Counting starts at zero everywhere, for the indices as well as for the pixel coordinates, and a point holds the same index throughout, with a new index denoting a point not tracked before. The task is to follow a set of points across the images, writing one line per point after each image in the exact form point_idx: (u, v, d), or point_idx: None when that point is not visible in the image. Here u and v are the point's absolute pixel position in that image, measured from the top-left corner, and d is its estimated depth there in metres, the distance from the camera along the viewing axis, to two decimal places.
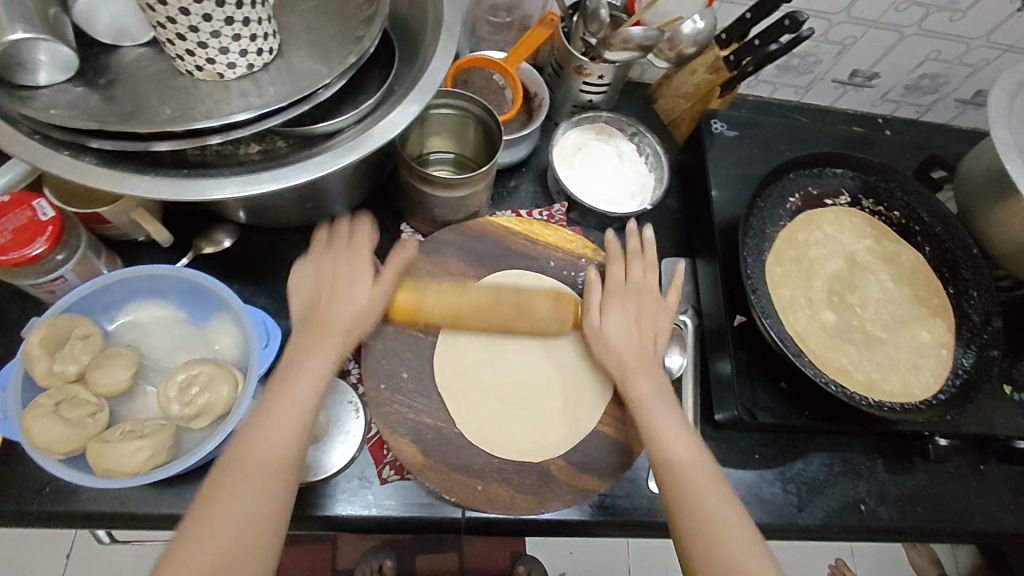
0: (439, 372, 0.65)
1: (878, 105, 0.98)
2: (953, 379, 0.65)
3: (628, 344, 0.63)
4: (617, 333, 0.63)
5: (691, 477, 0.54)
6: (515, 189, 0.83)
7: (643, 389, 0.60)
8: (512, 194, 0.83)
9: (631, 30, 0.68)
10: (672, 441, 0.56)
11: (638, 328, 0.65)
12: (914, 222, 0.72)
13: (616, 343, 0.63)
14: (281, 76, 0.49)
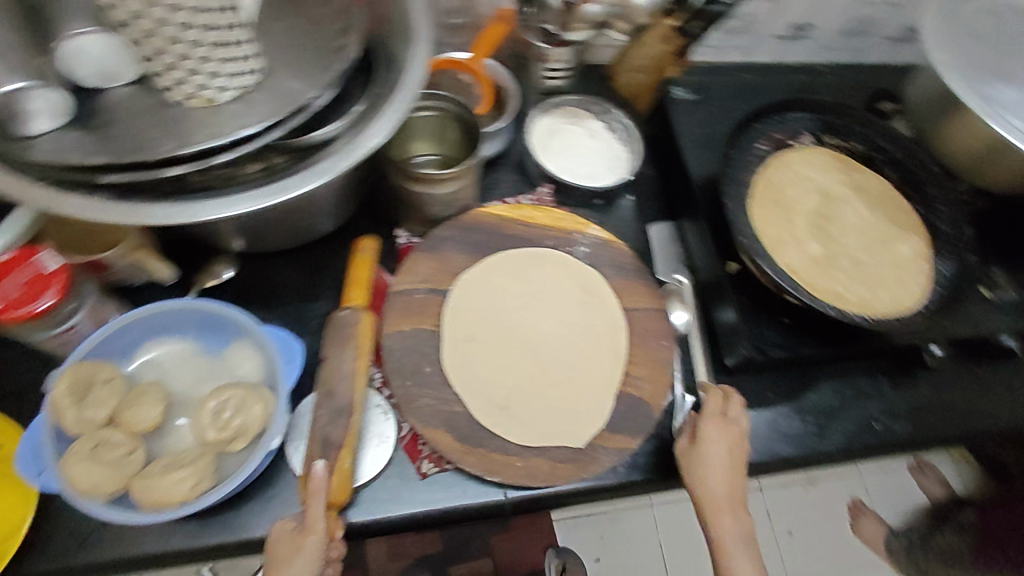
0: (445, 347, 0.66)
1: (819, 53, 1.04)
2: (938, 288, 0.69)
3: (723, 477, 0.63)
4: (716, 468, 0.63)
5: (734, 542, 0.62)
6: (496, 180, 0.85)
7: (725, 530, 0.63)
8: (495, 185, 0.85)
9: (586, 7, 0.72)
10: (710, 475, 0.63)
11: (731, 456, 0.64)
12: (875, 150, 0.77)
13: (703, 479, 0.63)
14: (270, 93, 0.51)
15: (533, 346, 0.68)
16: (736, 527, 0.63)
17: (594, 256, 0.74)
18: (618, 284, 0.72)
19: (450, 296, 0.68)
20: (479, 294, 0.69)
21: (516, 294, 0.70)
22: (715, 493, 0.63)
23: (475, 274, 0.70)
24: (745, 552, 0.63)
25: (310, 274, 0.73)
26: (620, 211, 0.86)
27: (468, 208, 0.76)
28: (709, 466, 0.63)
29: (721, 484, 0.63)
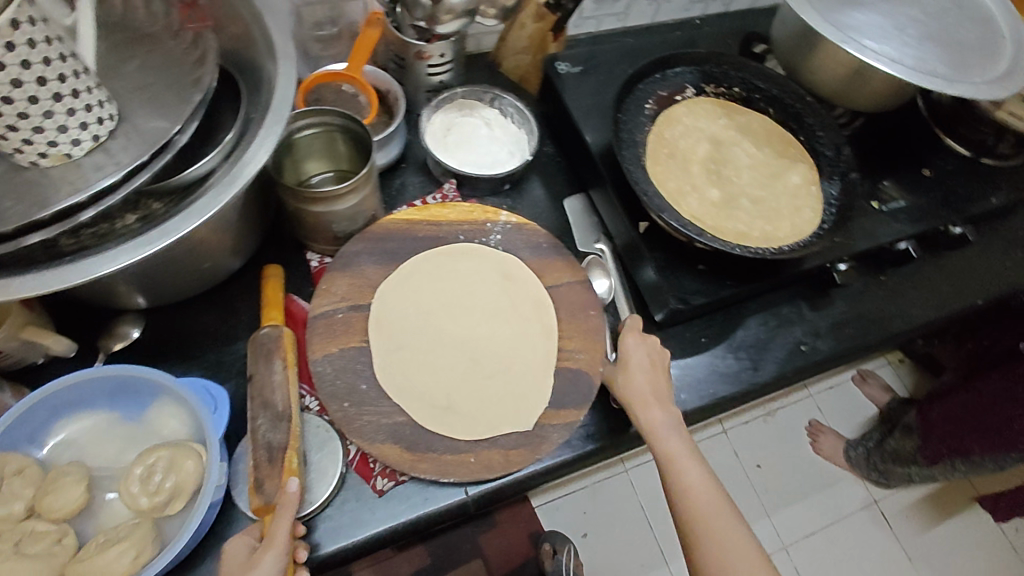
0: (378, 359, 0.65)
1: (691, 9, 1.08)
2: (829, 210, 0.73)
3: (646, 375, 0.66)
4: (637, 368, 0.67)
5: (670, 436, 0.63)
6: (402, 186, 0.85)
7: (658, 419, 0.63)
8: (401, 191, 0.84)
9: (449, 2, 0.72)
10: (633, 372, 0.66)
11: (653, 364, 0.68)
12: (754, 92, 0.81)
13: (628, 381, 0.66)
14: (132, 139, 0.49)
15: (465, 342, 0.68)
16: (670, 423, 0.64)
17: (509, 242, 0.74)
18: (537, 264, 0.73)
19: (372, 310, 0.67)
20: (402, 302, 0.69)
21: (438, 294, 0.70)
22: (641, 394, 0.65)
23: (393, 283, 0.69)
24: (677, 437, 0.63)
25: (225, 315, 0.71)
26: (530, 193, 0.87)
27: (375, 218, 0.74)
28: (632, 365, 0.67)
29: (649, 382, 0.66)
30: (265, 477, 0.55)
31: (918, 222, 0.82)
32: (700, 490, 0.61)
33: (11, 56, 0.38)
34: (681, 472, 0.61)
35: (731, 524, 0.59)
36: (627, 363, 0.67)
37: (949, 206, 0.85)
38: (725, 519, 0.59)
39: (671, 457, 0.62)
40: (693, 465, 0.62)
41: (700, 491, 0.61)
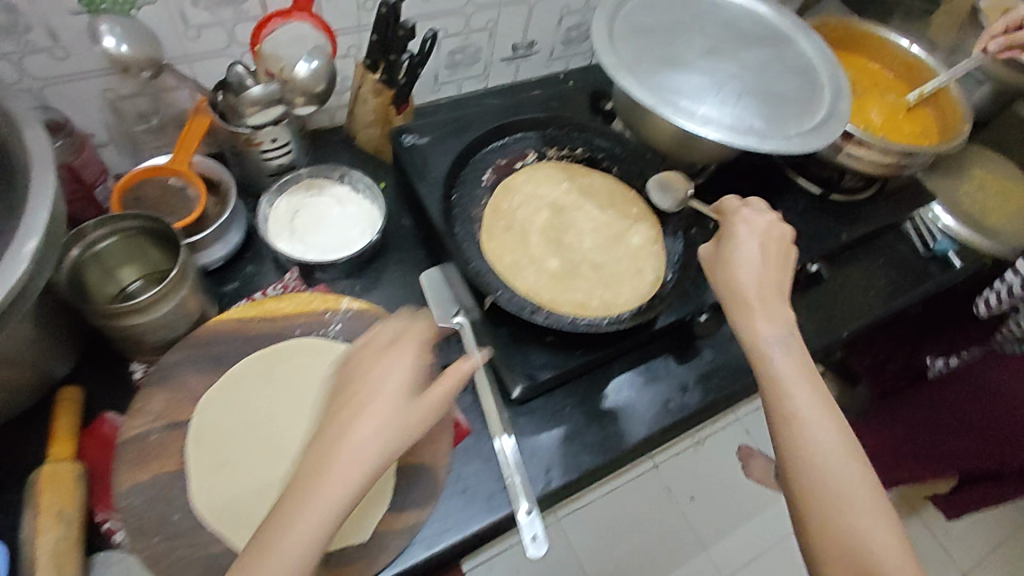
0: (195, 484, 0.59)
1: (552, 64, 1.09)
2: (673, 268, 0.74)
3: (751, 267, 0.62)
4: (743, 259, 0.63)
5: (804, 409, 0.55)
6: (257, 272, 0.81)
7: (764, 338, 0.58)
8: (256, 276, 0.81)
9: (248, 92, 0.68)
10: (746, 269, 0.62)
11: (766, 264, 0.63)
12: (597, 152, 0.81)
13: (759, 320, 0.59)
14: None
15: (296, 451, 0.63)
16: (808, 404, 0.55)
17: (349, 331, 0.71)
18: None
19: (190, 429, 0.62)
20: (225, 417, 0.63)
21: (266, 401, 0.65)
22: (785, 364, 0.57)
23: (218, 393, 0.64)
24: (784, 350, 0.58)
25: (31, 446, 0.64)
26: (385, 269, 0.84)
27: (203, 318, 0.70)
28: (742, 256, 0.63)
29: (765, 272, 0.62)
30: None
31: None
32: (800, 395, 0.55)
33: None
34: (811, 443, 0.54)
35: (846, 471, 0.53)
36: (733, 266, 0.62)
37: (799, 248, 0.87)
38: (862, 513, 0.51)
39: (781, 379, 0.56)
40: (805, 389, 0.56)
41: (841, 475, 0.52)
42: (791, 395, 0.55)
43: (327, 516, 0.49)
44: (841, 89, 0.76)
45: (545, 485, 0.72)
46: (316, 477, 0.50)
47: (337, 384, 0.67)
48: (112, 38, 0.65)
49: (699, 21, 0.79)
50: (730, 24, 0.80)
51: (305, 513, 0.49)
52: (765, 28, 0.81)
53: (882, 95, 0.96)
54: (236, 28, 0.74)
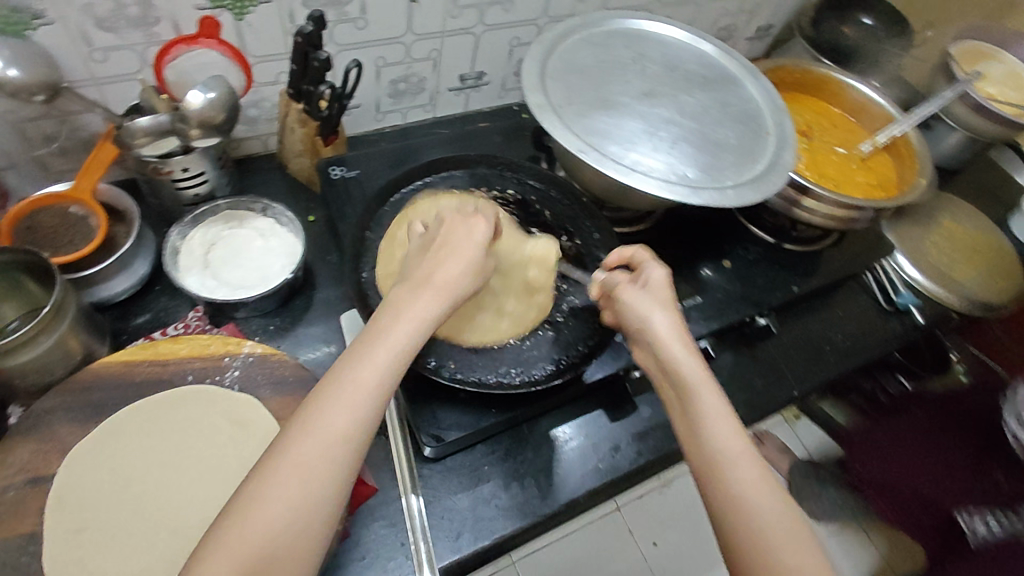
0: (49, 550, 0.54)
1: (506, 96, 1.05)
2: (599, 322, 0.68)
3: (657, 312, 0.56)
4: (648, 305, 0.57)
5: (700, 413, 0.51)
6: (175, 305, 0.76)
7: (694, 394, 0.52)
8: (172, 311, 0.76)
9: (135, 121, 0.65)
10: (658, 316, 0.56)
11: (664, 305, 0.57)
12: (529, 193, 0.76)
13: (696, 383, 0.52)
14: None
15: (170, 513, 0.58)
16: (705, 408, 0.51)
17: (247, 378, 0.66)
18: (277, 403, 0.65)
19: (53, 486, 0.57)
20: (96, 473, 0.58)
21: (144, 456, 0.60)
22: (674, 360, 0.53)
23: (89, 444, 0.59)
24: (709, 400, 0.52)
25: None
26: (304, 308, 0.79)
27: (88, 357, 0.66)
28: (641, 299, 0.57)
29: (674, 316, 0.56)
30: None
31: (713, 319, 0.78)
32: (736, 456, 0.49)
33: None
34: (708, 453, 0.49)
35: (795, 533, 0.46)
36: (648, 323, 0.56)
37: (749, 299, 0.82)
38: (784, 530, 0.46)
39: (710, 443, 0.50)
40: (737, 443, 0.49)
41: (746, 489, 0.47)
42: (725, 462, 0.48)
43: (315, 483, 0.43)
44: (786, 139, 0.72)
45: (455, 555, 0.66)
46: (305, 432, 0.44)
47: (226, 437, 0.62)
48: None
49: (641, 61, 0.76)
50: (674, 65, 0.77)
51: (284, 478, 0.43)
52: (712, 71, 0.78)
53: (838, 143, 0.93)
54: (149, 52, 0.71)
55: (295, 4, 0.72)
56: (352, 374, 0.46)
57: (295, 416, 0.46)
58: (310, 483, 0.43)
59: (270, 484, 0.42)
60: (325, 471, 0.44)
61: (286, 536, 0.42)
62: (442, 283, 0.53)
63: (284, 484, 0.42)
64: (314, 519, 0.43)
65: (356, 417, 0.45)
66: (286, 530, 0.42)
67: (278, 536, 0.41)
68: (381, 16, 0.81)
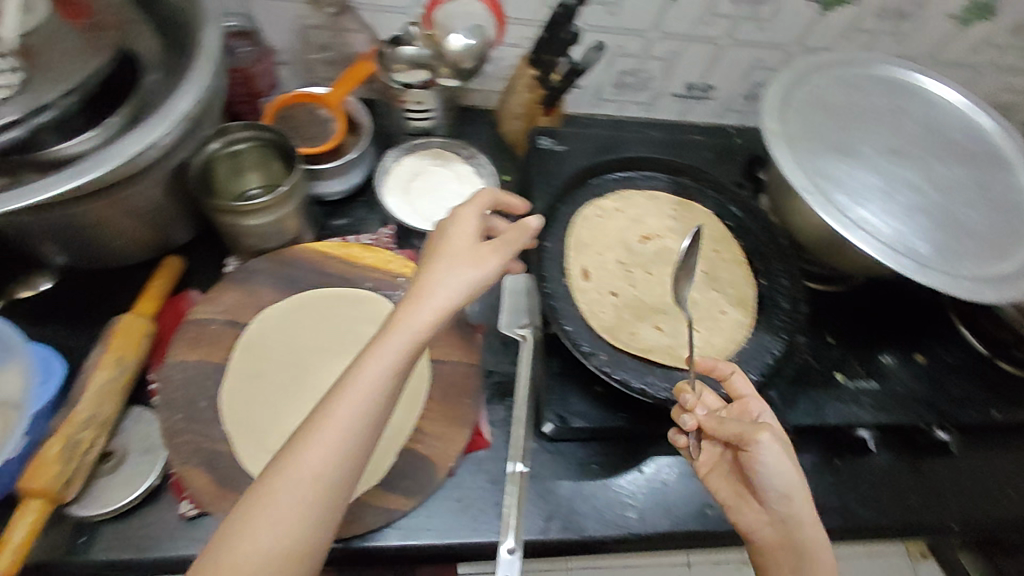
0: (227, 386, 0.63)
1: (726, 116, 1.01)
2: (762, 366, 0.63)
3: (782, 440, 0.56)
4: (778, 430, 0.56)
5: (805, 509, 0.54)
6: (363, 219, 0.83)
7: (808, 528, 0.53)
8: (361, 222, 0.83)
9: (400, 48, 0.73)
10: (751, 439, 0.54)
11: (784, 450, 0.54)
12: (727, 216, 0.74)
13: (777, 508, 0.54)
14: (15, 104, 0.51)
15: (322, 394, 0.65)
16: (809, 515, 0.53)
17: None
18: (432, 334, 0.70)
19: (244, 334, 0.66)
20: (275, 338, 0.67)
21: (315, 338, 0.68)
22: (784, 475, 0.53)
23: (278, 311, 0.68)
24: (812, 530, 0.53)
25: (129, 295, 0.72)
26: None
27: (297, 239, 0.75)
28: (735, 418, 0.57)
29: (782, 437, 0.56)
30: (70, 457, 0.57)
31: (883, 412, 0.71)
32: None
33: None
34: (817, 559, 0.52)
35: None
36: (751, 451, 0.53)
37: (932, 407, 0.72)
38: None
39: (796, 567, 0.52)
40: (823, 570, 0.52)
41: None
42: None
43: (298, 520, 0.43)
44: None
45: (539, 533, 0.67)
46: (290, 463, 0.44)
47: None
48: None
49: (899, 116, 0.69)
50: (935, 130, 0.69)
51: (273, 510, 0.43)
52: (979, 147, 0.69)
53: None
54: None
55: None
56: (331, 416, 0.46)
57: (280, 450, 0.45)
58: (311, 496, 0.44)
59: (259, 514, 0.43)
60: (315, 498, 0.44)
61: (280, 547, 0.42)
62: (422, 321, 0.50)
63: (277, 504, 0.43)
64: (316, 538, 0.44)
65: (337, 451, 0.45)
66: (281, 555, 0.42)
67: (271, 560, 0.42)
68: (635, 5, 0.82)
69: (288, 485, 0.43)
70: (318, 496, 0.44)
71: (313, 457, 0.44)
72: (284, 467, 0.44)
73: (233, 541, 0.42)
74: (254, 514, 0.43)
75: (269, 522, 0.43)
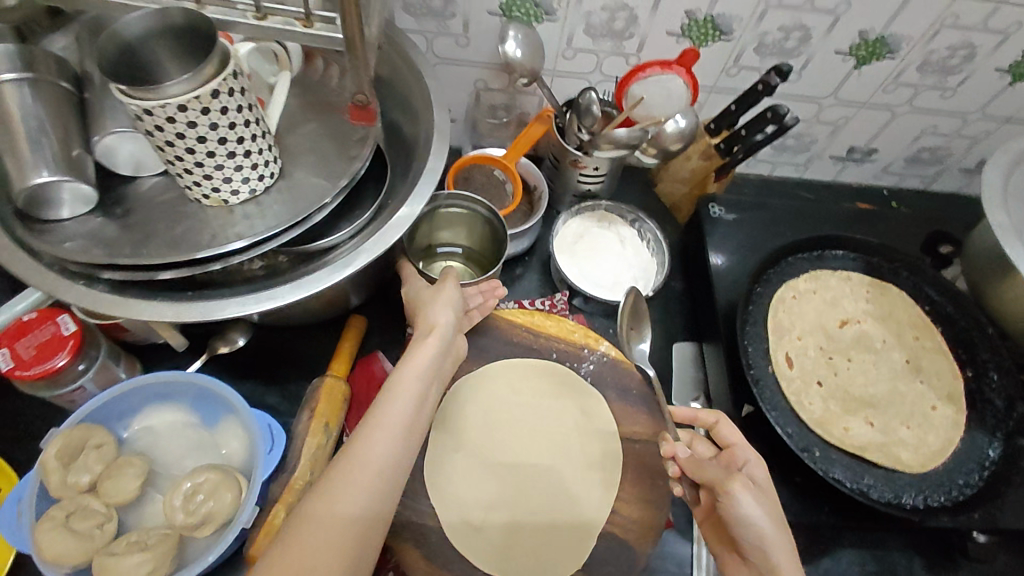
0: (430, 458, 0.65)
1: (881, 177, 0.98)
2: (981, 471, 0.62)
3: (761, 488, 0.58)
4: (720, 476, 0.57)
5: (775, 542, 0.54)
6: (520, 277, 0.85)
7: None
8: (516, 282, 0.85)
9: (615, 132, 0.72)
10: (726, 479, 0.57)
11: (764, 493, 0.58)
12: (924, 300, 0.72)
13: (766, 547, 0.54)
14: (283, 198, 0.53)
15: (520, 473, 0.66)
16: (782, 547, 0.54)
17: (599, 376, 0.71)
18: (620, 411, 0.70)
19: (443, 406, 0.68)
20: (471, 412, 0.68)
21: (509, 414, 0.69)
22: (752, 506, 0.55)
23: (473, 383, 0.69)
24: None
25: (319, 354, 0.74)
26: None
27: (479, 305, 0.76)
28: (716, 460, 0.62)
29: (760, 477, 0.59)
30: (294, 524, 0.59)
31: None
32: None
33: (203, 117, 0.43)
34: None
35: None
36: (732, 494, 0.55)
37: None
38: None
39: None
40: None
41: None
42: None
43: (379, 481, 0.49)
44: None
45: None
46: (370, 432, 0.51)
47: (574, 428, 0.69)
48: (513, 43, 0.71)
49: None
50: None
51: (363, 470, 0.49)
52: None
53: None
54: (606, 60, 0.78)
55: (748, 49, 0.75)
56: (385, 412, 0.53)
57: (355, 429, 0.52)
58: (381, 461, 0.50)
59: (350, 473, 0.48)
60: (390, 462, 0.50)
61: (371, 501, 0.48)
62: (435, 320, 0.60)
63: (368, 462, 0.49)
64: (393, 491, 0.50)
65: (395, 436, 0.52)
66: (365, 513, 0.47)
67: (359, 516, 0.47)
68: (816, 75, 0.80)
69: (360, 451, 0.50)
70: (392, 460, 0.51)
71: (389, 424, 0.52)
72: (364, 437, 0.51)
73: (328, 499, 0.47)
74: (342, 467, 0.49)
75: (362, 474, 0.49)
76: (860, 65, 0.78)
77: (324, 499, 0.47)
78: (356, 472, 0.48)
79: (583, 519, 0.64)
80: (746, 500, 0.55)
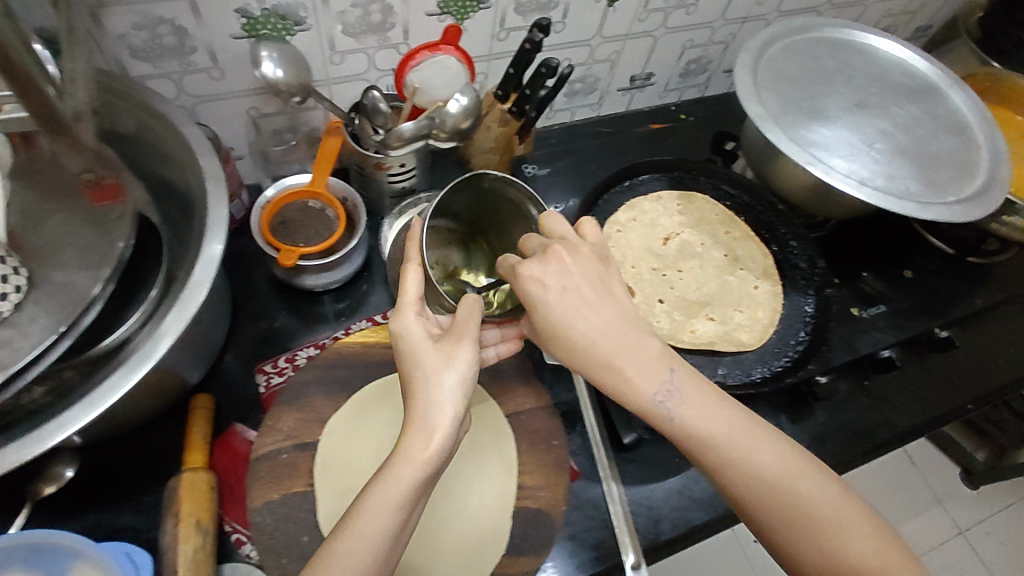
0: (322, 506, 0.61)
1: (665, 96, 1.06)
2: (806, 326, 0.70)
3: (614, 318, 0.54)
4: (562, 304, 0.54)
5: (756, 451, 0.51)
6: (367, 293, 0.81)
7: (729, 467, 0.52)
8: (364, 300, 0.81)
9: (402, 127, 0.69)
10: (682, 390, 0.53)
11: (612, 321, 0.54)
12: (725, 198, 0.80)
13: (729, 439, 0.51)
14: (37, 311, 0.46)
15: None
16: (741, 430, 0.52)
17: None
18: (498, 391, 0.70)
19: (319, 451, 0.64)
20: (348, 442, 0.65)
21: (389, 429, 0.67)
22: (696, 415, 0.52)
23: (343, 415, 0.66)
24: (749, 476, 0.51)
25: (168, 451, 0.66)
26: None
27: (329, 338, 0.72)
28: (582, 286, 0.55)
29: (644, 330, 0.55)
30: None
31: (901, 329, 0.83)
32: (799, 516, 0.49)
33: None
34: (795, 491, 0.49)
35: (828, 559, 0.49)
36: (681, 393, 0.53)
37: (925, 311, 0.85)
38: (862, 534, 0.49)
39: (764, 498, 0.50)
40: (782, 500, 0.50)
41: (814, 497, 0.49)
42: (790, 514, 0.49)
43: (403, 515, 0.47)
44: (1000, 154, 0.71)
45: (653, 539, 0.71)
46: (394, 469, 0.48)
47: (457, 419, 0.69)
48: (270, 64, 0.66)
49: (847, 71, 0.77)
50: (879, 75, 0.78)
51: (384, 507, 0.47)
52: (915, 82, 0.78)
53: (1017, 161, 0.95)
54: (378, 55, 0.76)
55: (509, 12, 0.77)
56: (365, 530, 0.46)
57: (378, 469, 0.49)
58: (407, 498, 0.48)
59: (371, 513, 0.47)
60: (415, 497, 0.48)
61: (392, 537, 0.47)
62: (435, 420, 0.50)
63: (390, 502, 0.47)
64: (407, 526, 0.48)
65: (373, 567, 0.45)
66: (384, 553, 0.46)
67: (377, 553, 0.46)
68: (577, 20, 0.83)
69: (385, 488, 0.47)
70: (419, 492, 0.48)
71: (414, 463, 0.48)
72: (383, 477, 0.48)
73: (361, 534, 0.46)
74: (367, 504, 0.47)
75: (381, 512, 0.47)
76: (612, 2, 0.82)
77: (350, 542, 0.46)
78: (375, 513, 0.46)
79: (492, 505, 0.64)
80: (535, 269, 0.54)
